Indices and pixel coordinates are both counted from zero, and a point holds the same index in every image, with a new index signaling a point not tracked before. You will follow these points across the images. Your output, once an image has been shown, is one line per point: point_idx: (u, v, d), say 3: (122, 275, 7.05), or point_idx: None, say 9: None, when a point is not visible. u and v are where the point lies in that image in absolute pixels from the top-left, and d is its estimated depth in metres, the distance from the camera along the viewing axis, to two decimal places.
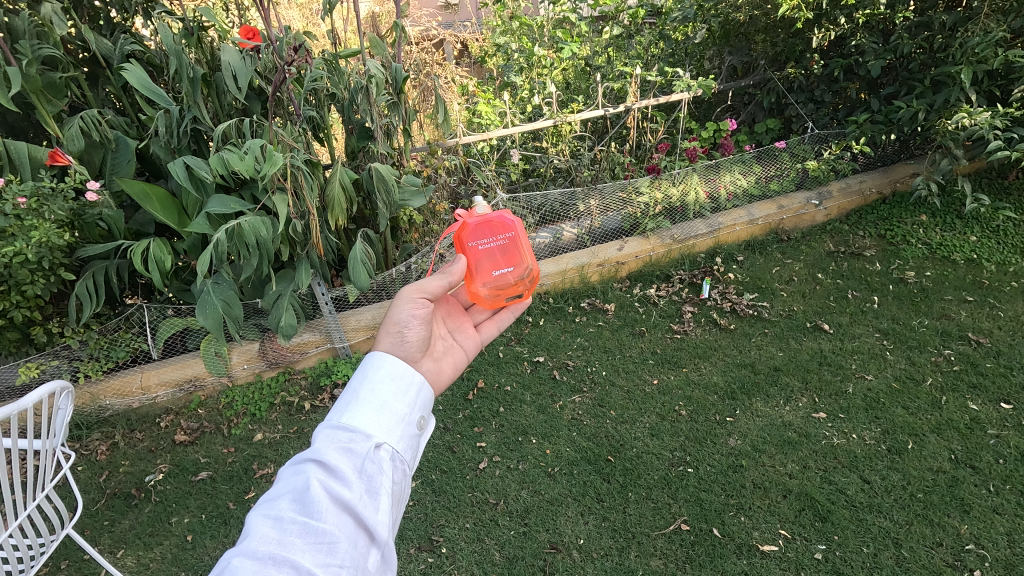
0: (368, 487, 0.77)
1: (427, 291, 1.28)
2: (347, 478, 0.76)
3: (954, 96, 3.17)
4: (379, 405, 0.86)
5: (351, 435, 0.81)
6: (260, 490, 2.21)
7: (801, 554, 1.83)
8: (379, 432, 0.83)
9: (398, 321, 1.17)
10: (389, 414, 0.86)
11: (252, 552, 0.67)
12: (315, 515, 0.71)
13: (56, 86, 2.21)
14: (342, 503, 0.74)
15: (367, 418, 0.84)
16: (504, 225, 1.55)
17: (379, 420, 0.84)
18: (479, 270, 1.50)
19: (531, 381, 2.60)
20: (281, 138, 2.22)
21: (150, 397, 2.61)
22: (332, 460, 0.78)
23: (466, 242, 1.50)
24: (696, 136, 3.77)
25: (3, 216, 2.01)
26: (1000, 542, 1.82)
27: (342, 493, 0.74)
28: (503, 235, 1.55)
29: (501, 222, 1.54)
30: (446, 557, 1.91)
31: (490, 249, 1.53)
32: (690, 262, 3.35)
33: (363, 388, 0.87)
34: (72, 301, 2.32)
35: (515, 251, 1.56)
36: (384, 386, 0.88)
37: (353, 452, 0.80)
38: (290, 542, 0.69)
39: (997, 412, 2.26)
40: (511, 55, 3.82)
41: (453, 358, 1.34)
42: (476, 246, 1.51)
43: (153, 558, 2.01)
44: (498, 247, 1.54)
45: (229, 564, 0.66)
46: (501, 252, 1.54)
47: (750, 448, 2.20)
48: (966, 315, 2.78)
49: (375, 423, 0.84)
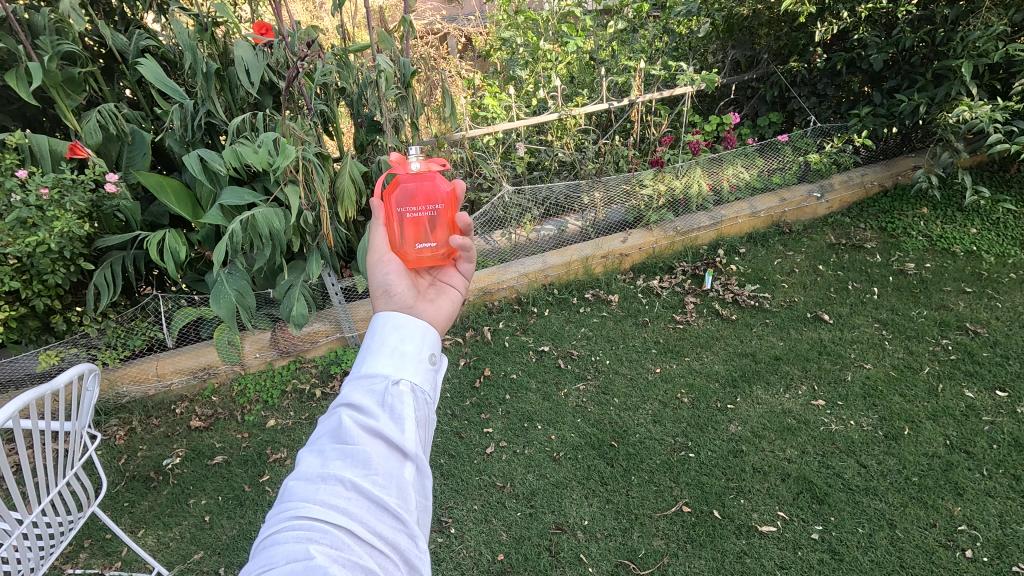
0: (392, 417, 0.80)
1: (377, 240, 1.24)
2: (373, 411, 0.80)
3: (955, 89, 3.21)
4: (390, 349, 0.87)
5: (373, 374, 0.84)
6: (274, 473, 2.28)
7: (798, 535, 1.89)
8: (396, 369, 0.84)
9: (379, 286, 1.14)
10: (404, 352, 0.87)
11: (300, 476, 0.73)
12: (348, 441, 0.76)
13: (75, 81, 2.28)
14: (371, 431, 0.77)
15: (384, 359, 0.86)
16: (436, 196, 1.44)
17: (395, 359, 0.86)
18: (405, 245, 1.40)
19: (536, 370, 2.66)
20: (294, 131, 2.27)
21: (165, 384, 2.68)
22: (357, 396, 0.81)
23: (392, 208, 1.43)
24: (700, 129, 3.80)
25: (26, 207, 2.08)
26: (992, 523, 1.87)
27: (371, 421, 0.78)
28: (431, 202, 1.44)
29: (435, 193, 1.44)
30: (455, 537, 1.97)
31: (413, 219, 1.42)
32: (693, 254, 3.41)
33: (373, 337, 0.89)
34: (91, 290, 2.39)
35: (446, 220, 1.44)
36: (394, 331, 0.89)
37: (374, 390, 0.82)
38: (331, 463, 0.74)
39: (992, 400, 2.31)
40: (517, 48, 3.78)
41: (445, 300, 1.19)
42: (401, 216, 1.42)
43: (172, 537, 2.08)
44: (422, 220, 1.42)
45: (284, 489, 0.72)
46: (429, 225, 1.42)
47: (750, 433, 2.25)
48: (964, 306, 2.82)
49: (393, 362, 0.85)
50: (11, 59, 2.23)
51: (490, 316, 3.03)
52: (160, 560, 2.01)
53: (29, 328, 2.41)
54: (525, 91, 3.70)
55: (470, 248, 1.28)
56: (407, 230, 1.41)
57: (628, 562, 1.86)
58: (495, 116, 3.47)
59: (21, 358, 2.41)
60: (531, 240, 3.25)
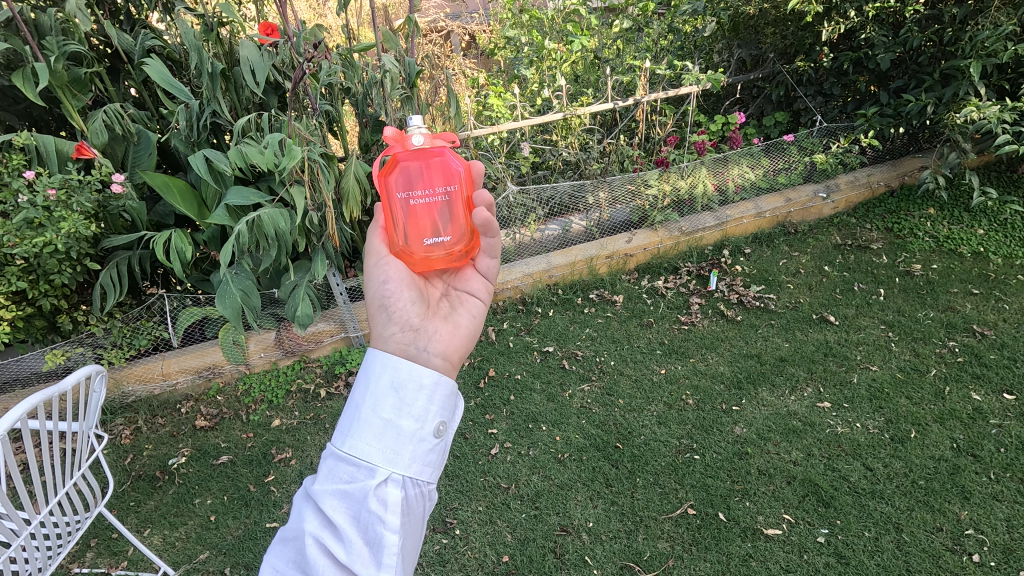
0: (369, 539, 0.76)
1: (377, 253, 1.23)
2: (347, 535, 0.76)
3: (963, 90, 3.19)
4: (382, 424, 0.83)
5: (354, 480, 0.80)
6: (279, 474, 2.28)
7: (804, 538, 1.89)
8: (383, 471, 0.80)
9: (376, 298, 1.15)
10: (391, 457, 0.81)
11: None
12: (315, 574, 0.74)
13: (81, 81, 2.28)
14: (342, 560, 0.75)
15: (372, 455, 0.81)
16: (448, 176, 1.36)
17: (382, 459, 0.81)
18: (412, 241, 1.34)
19: (541, 370, 2.65)
20: (299, 132, 2.26)
21: (170, 383, 2.69)
22: (333, 512, 0.77)
23: (393, 196, 1.36)
24: (706, 129, 3.77)
25: (33, 208, 2.09)
26: (999, 527, 1.87)
27: (343, 551, 0.75)
28: (443, 183, 1.36)
29: (444, 174, 1.37)
30: (459, 539, 1.97)
31: (420, 208, 1.36)
32: (698, 255, 3.41)
33: (366, 400, 0.85)
34: (97, 290, 2.39)
35: (460, 203, 1.38)
36: (388, 411, 0.84)
37: (354, 502, 0.78)
38: None
39: (1000, 402, 2.30)
40: (521, 47, 3.87)
41: (461, 314, 1.18)
42: (405, 204, 1.36)
43: (178, 537, 2.09)
44: (433, 204, 1.37)
45: None
46: (441, 213, 1.37)
47: (755, 436, 2.25)
48: (971, 308, 2.81)
49: (380, 462, 0.81)
50: (17, 59, 2.23)
51: (494, 316, 3.03)
52: (166, 559, 2.01)
53: (35, 328, 2.42)
54: (530, 90, 3.71)
55: (493, 228, 1.23)
56: (415, 225, 1.35)
57: (633, 564, 1.86)
58: (500, 115, 3.46)
59: (28, 357, 2.41)
60: (535, 241, 3.24)
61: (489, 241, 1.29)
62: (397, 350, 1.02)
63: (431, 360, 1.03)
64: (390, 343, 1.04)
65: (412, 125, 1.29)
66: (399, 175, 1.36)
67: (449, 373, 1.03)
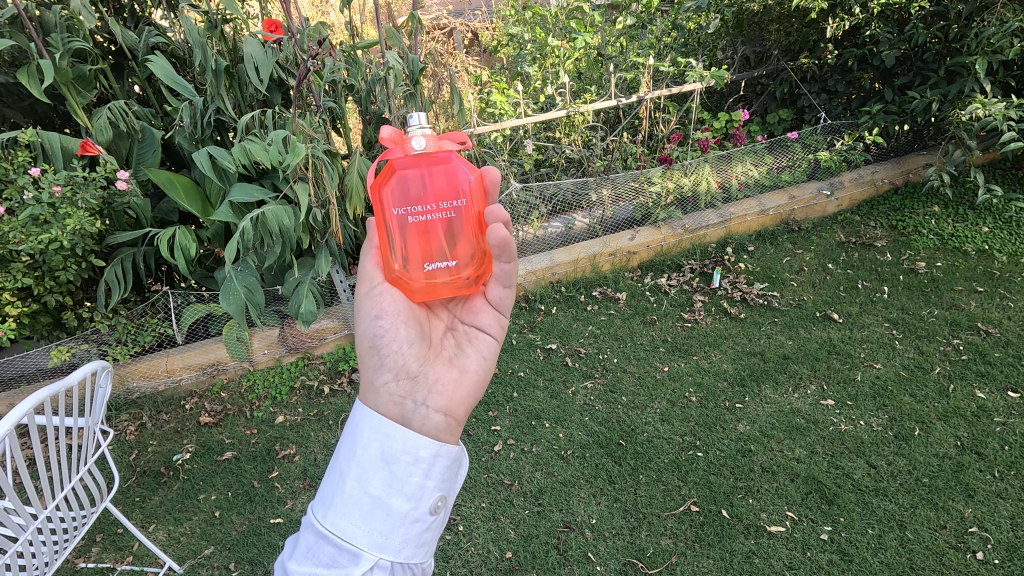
0: None
1: (374, 287, 1.20)
2: None
3: (968, 87, 3.18)
4: (371, 501, 0.87)
5: (339, 562, 0.82)
6: (283, 470, 2.29)
7: (808, 535, 1.88)
8: (371, 553, 0.83)
9: (369, 337, 1.14)
10: (378, 539, 0.84)
11: None
12: None
13: (86, 78, 2.28)
14: None
15: (358, 537, 0.84)
16: (452, 191, 1.25)
17: (370, 541, 0.84)
18: (411, 267, 1.25)
19: (544, 367, 2.66)
20: (304, 129, 2.22)
21: (175, 380, 2.70)
22: None
23: (388, 211, 1.24)
24: (709, 126, 3.76)
25: (39, 204, 2.10)
26: (1003, 525, 1.86)
27: None
28: (448, 199, 1.25)
29: (448, 190, 1.25)
30: (462, 535, 1.98)
31: (419, 225, 1.25)
32: (701, 252, 3.40)
33: (355, 474, 0.88)
34: (102, 286, 2.40)
35: (465, 220, 1.26)
36: (377, 490, 0.87)
37: None
38: None
39: (1004, 400, 2.29)
40: (524, 45, 3.83)
41: (468, 356, 1.19)
42: (402, 222, 1.24)
43: (183, 532, 2.09)
44: (432, 223, 1.25)
45: None
46: (445, 230, 1.26)
47: (758, 433, 2.25)
48: (975, 305, 2.80)
49: (367, 543, 0.84)
50: (23, 56, 2.24)
51: None
52: (171, 555, 2.02)
53: (40, 324, 2.43)
54: (533, 87, 3.72)
55: (509, 248, 1.18)
56: (417, 246, 1.25)
57: (636, 561, 1.87)
58: (503, 112, 3.46)
59: (33, 353, 2.42)
60: (538, 238, 3.24)
61: (504, 267, 1.23)
62: (391, 405, 1.01)
63: (429, 416, 1.02)
64: (384, 396, 1.03)
65: (413, 126, 1.17)
66: (395, 188, 1.24)
67: (448, 429, 1.03)
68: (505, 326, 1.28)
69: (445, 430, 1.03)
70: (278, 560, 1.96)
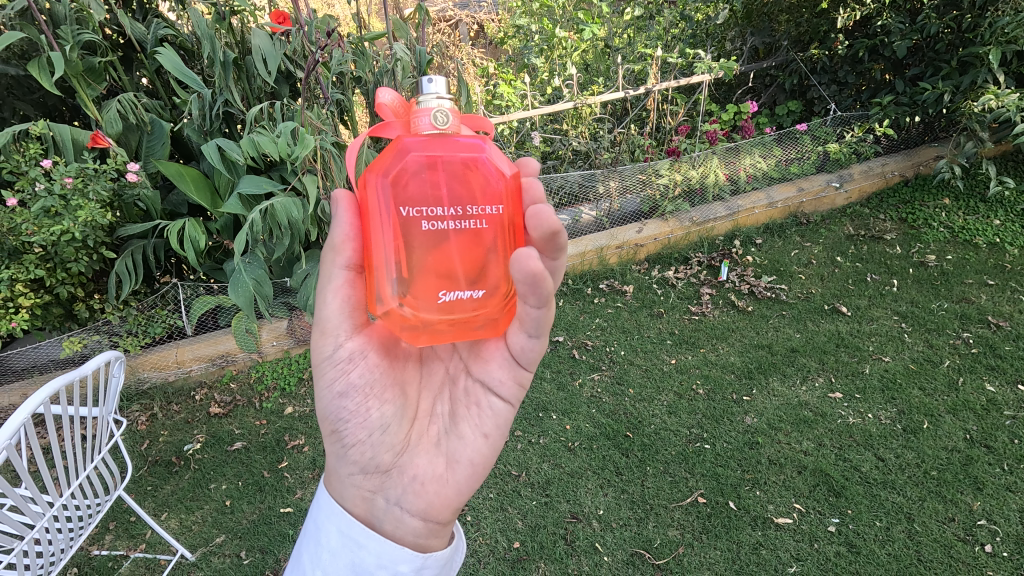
0: None
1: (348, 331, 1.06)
2: None
3: (981, 77, 3.15)
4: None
5: None
6: (293, 460, 2.31)
7: (815, 527, 1.89)
8: None
9: (332, 417, 1.05)
10: None
11: None
12: None
13: (96, 71, 2.29)
14: None
15: None
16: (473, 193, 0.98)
17: None
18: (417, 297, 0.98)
19: (551, 360, 2.66)
20: (312, 121, 2.24)
21: (184, 371, 2.73)
22: None
23: (386, 214, 0.96)
24: (717, 118, 3.73)
25: (51, 196, 2.13)
26: (1012, 518, 1.86)
27: None
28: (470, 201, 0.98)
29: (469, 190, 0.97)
30: (471, 524, 1.99)
31: (429, 236, 0.97)
32: (709, 245, 3.39)
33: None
34: (113, 278, 2.42)
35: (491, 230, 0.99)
36: None
37: None
38: None
39: (1014, 394, 2.28)
40: (531, 36, 3.82)
41: (466, 432, 1.09)
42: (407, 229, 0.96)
43: (195, 521, 2.12)
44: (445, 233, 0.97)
45: None
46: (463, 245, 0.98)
47: (766, 425, 2.25)
48: (986, 299, 2.78)
49: None
50: (33, 48, 2.25)
51: None
52: (183, 542, 2.05)
53: (53, 315, 2.45)
54: (539, 79, 3.71)
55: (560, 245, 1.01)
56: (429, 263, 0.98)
57: (644, 551, 1.87)
58: (510, 104, 3.46)
59: (46, 343, 2.45)
60: None
61: (533, 313, 0.99)
62: (359, 503, 1.03)
63: (404, 520, 1.02)
64: (351, 490, 1.03)
65: (429, 98, 0.94)
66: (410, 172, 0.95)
67: (427, 535, 1.03)
68: (520, 387, 1.10)
69: (426, 534, 1.03)
70: (288, 548, 1.98)
